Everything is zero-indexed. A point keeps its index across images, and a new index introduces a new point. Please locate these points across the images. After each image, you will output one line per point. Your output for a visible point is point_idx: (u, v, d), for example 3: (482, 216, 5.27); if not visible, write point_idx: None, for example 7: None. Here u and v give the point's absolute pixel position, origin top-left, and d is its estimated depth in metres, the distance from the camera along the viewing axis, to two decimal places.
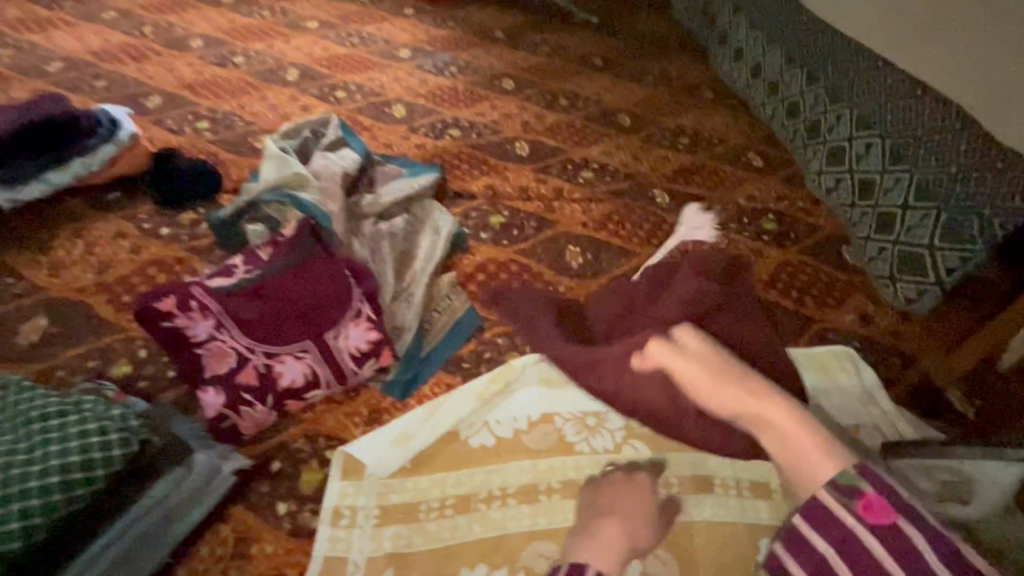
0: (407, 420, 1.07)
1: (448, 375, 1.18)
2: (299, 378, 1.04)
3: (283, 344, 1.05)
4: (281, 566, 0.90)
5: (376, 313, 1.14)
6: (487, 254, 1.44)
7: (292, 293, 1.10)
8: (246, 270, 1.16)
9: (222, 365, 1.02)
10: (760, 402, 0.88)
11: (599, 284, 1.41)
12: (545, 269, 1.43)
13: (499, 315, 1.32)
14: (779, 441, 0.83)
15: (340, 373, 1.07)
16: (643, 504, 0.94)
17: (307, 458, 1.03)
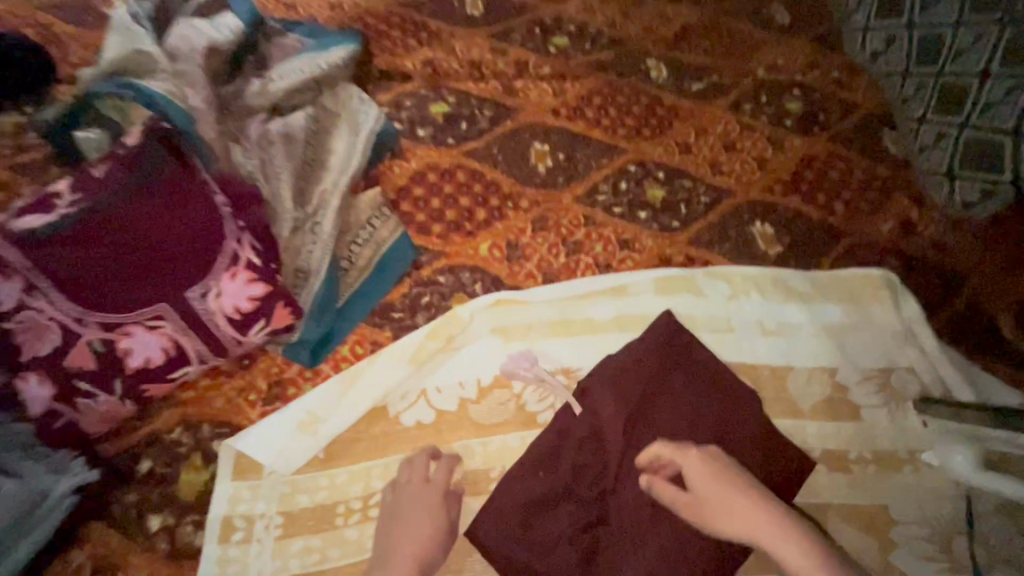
0: (316, 396, 0.83)
1: (372, 328, 0.91)
2: (156, 353, 0.76)
3: (127, 310, 0.75)
4: None
5: (264, 257, 0.83)
6: (426, 160, 1.09)
7: (134, 235, 0.76)
8: (71, 201, 0.78)
9: (42, 343, 0.72)
10: (726, 483, 0.73)
11: (572, 195, 1.08)
12: (502, 177, 1.09)
13: (442, 243, 1.01)
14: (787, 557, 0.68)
15: (218, 343, 0.79)
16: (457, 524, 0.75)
17: (188, 453, 0.79)
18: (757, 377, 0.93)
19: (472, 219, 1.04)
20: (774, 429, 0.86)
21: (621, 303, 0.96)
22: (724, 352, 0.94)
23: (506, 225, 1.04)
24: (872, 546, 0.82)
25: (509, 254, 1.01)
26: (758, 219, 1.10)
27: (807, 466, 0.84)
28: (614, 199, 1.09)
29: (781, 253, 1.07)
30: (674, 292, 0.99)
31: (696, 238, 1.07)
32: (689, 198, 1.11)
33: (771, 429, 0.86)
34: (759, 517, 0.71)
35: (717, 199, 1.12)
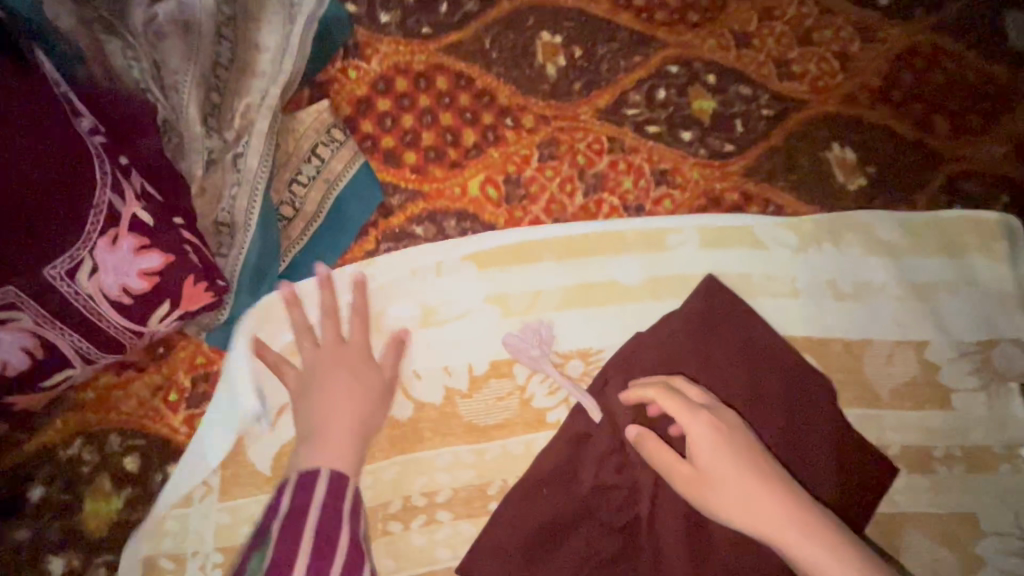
0: (239, 379, 0.63)
1: None
2: (16, 359, 0.54)
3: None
4: None
5: (159, 212, 0.57)
6: (393, 58, 0.79)
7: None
8: None
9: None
10: (732, 467, 0.56)
11: (592, 109, 0.80)
12: (497, 84, 0.80)
13: (418, 179, 0.75)
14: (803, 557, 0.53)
15: (108, 335, 0.58)
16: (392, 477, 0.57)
17: (92, 475, 0.60)
18: (826, 355, 0.73)
19: (458, 146, 0.77)
20: (850, 427, 0.67)
21: (656, 260, 0.73)
22: (781, 320, 0.74)
23: (503, 152, 0.77)
24: (953, 562, 0.67)
25: (509, 193, 0.76)
26: (835, 141, 0.83)
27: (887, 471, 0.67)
28: (648, 114, 0.81)
29: (863, 187, 0.82)
30: (725, 244, 0.75)
31: (753, 167, 0.81)
32: (747, 112, 0.83)
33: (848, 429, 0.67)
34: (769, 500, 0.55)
35: (783, 112, 0.84)
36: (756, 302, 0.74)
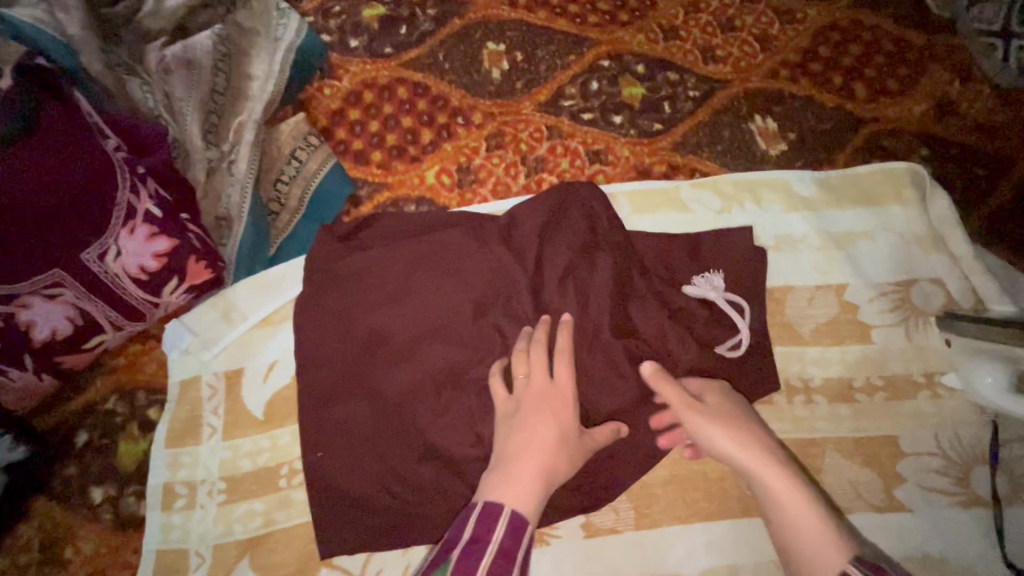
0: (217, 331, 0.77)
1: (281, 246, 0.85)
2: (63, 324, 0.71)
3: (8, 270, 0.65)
4: (107, 569, 0.69)
5: (168, 206, 0.74)
6: (361, 75, 0.94)
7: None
8: None
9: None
10: (697, 413, 0.67)
11: (534, 103, 0.92)
12: (450, 89, 0.93)
13: (384, 173, 0.89)
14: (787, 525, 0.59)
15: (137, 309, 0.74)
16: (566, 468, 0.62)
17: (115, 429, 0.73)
18: (757, 299, 0.78)
19: (417, 143, 0.90)
20: (763, 361, 0.76)
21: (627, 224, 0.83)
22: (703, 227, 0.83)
23: (456, 146, 0.90)
24: (878, 482, 0.72)
25: (461, 179, 0.88)
26: (757, 113, 0.92)
27: (771, 376, 0.75)
28: (583, 104, 0.92)
29: (784, 151, 0.90)
30: (655, 210, 0.84)
31: (681, 142, 0.90)
32: (674, 95, 0.93)
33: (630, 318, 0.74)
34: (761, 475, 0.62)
35: (709, 92, 0.93)
36: (702, 259, 0.80)
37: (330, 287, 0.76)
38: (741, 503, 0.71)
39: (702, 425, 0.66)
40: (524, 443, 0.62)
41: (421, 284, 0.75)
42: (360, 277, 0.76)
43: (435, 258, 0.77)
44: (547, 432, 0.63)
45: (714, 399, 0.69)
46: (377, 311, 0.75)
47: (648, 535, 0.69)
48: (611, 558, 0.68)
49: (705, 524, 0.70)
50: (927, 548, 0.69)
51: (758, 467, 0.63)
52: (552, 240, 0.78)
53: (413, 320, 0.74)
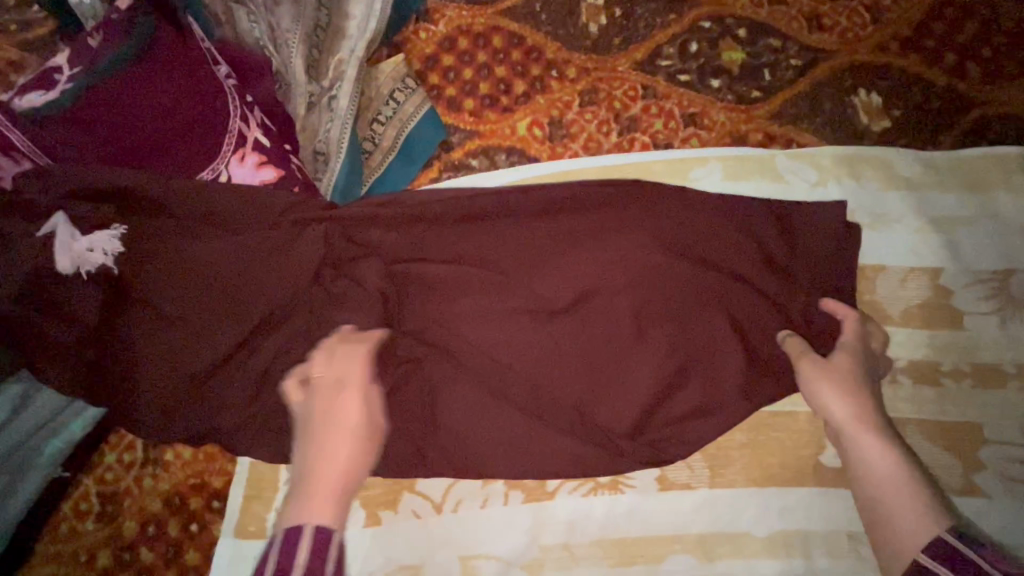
0: None
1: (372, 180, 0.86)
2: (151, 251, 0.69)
3: (122, 184, 0.70)
4: (204, 474, 0.73)
5: (273, 137, 0.77)
6: (457, 21, 0.93)
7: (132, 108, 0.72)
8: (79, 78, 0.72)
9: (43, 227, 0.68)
10: (809, 366, 0.69)
11: (630, 61, 0.91)
12: (545, 42, 0.92)
13: (476, 122, 0.89)
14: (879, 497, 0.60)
15: (204, 240, 0.71)
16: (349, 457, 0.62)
17: (173, 343, 0.69)
18: None
19: (510, 92, 0.90)
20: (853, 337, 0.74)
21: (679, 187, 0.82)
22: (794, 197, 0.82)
23: (549, 98, 0.89)
24: (958, 467, 0.72)
25: (553, 133, 0.88)
26: (861, 87, 0.89)
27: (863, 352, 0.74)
28: (681, 66, 0.90)
29: (887, 128, 0.87)
30: (748, 177, 0.83)
31: (778, 112, 0.88)
32: (776, 63, 0.90)
33: (728, 285, 0.73)
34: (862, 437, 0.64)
35: (812, 62, 0.91)
36: (796, 230, 0.76)
37: (426, 232, 0.76)
38: (817, 473, 0.71)
39: (813, 378, 0.68)
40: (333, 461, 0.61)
41: (520, 242, 0.75)
42: (455, 224, 0.76)
43: (530, 216, 0.76)
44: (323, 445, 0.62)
45: (840, 361, 0.70)
46: (473, 254, 0.75)
47: (723, 494, 0.70)
48: (685, 512, 0.70)
49: (779, 489, 0.71)
50: (1002, 534, 0.69)
51: (859, 428, 0.65)
52: (654, 203, 0.76)
53: (508, 263, 0.74)
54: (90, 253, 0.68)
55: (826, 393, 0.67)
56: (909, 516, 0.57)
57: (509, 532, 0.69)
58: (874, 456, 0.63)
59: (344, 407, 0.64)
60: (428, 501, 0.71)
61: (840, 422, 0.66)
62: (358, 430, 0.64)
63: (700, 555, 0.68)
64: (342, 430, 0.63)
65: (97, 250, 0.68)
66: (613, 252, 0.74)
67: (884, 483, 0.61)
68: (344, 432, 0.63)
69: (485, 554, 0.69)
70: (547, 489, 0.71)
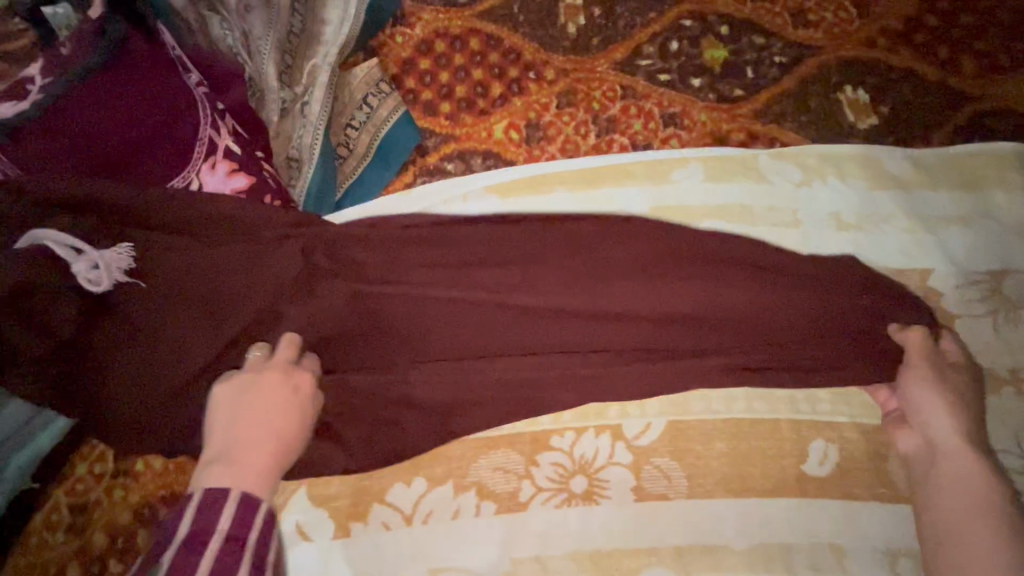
0: None
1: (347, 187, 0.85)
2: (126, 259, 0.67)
3: (93, 194, 0.69)
4: (173, 485, 0.73)
5: (244, 143, 0.77)
6: (434, 24, 0.92)
7: (107, 118, 0.71)
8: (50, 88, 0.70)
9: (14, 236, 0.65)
10: (917, 380, 0.65)
11: (609, 61, 0.89)
12: (523, 43, 0.91)
13: (453, 126, 0.88)
14: (950, 506, 0.60)
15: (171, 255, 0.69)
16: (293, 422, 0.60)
17: (138, 360, 0.67)
18: None
19: (487, 95, 0.88)
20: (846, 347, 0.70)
21: (657, 190, 0.80)
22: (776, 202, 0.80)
23: (526, 101, 0.88)
24: None
25: (529, 135, 0.86)
26: (848, 84, 0.86)
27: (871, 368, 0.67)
28: (661, 65, 0.88)
29: (874, 126, 0.85)
30: (730, 177, 0.81)
31: (762, 110, 0.86)
32: (760, 60, 0.88)
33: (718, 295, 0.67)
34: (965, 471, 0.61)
35: (797, 59, 0.88)
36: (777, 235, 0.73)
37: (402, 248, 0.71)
38: (800, 482, 0.69)
39: (920, 393, 0.65)
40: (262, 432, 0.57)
41: (551, 241, 0.71)
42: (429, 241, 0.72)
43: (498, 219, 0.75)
44: (257, 413, 0.58)
45: (947, 385, 0.65)
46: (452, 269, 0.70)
47: (701, 505, 0.68)
48: (662, 524, 0.67)
49: (760, 499, 0.68)
50: None
51: (961, 455, 0.62)
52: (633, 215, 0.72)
53: (484, 278, 0.69)
54: (79, 261, 0.64)
55: (932, 405, 0.64)
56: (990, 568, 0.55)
57: (480, 544, 0.68)
58: (973, 496, 0.59)
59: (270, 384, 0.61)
60: (398, 512, 0.69)
61: (935, 445, 0.63)
62: (301, 393, 0.62)
63: (677, 569, 0.66)
64: (269, 404, 0.59)
65: (87, 260, 0.64)
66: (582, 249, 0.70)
67: (968, 499, 0.59)
68: (268, 407, 0.59)
69: (456, 567, 0.67)
70: (520, 500, 0.69)
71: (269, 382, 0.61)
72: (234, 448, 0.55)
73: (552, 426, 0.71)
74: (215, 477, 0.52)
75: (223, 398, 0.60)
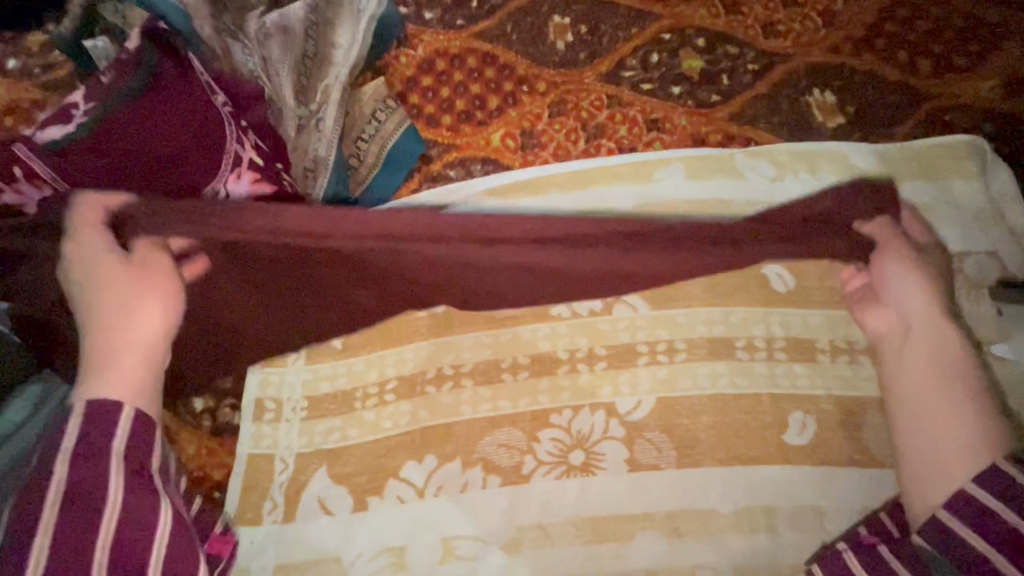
0: None
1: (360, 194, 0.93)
2: None
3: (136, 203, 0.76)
4: (207, 467, 0.80)
5: (266, 157, 0.85)
6: (435, 45, 1.01)
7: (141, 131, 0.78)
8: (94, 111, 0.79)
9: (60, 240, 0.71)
10: (896, 267, 0.70)
11: (596, 73, 0.97)
12: (517, 59, 0.99)
13: (453, 136, 0.96)
14: (922, 407, 0.63)
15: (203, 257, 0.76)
16: (163, 317, 0.63)
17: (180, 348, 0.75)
18: None
19: (484, 107, 0.97)
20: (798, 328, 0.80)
21: (642, 189, 0.87)
22: (751, 196, 0.86)
23: (520, 112, 0.96)
24: None
25: (524, 143, 0.94)
26: (816, 87, 0.94)
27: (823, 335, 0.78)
28: (643, 75, 0.96)
29: (841, 124, 0.92)
30: (709, 175, 0.88)
31: (736, 114, 0.94)
32: (734, 68, 0.96)
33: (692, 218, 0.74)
34: (936, 351, 0.65)
35: (768, 66, 0.96)
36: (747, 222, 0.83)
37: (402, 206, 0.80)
38: (781, 451, 0.74)
39: (894, 278, 0.69)
40: (133, 334, 0.61)
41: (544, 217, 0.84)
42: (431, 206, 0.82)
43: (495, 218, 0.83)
44: (118, 308, 0.61)
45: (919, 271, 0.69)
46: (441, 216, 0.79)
47: (690, 473, 0.74)
48: (654, 491, 0.73)
49: (744, 467, 0.74)
50: None
51: (938, 333, 0.66)
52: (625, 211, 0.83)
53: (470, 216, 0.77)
54: None
55: (908, 287, 0.69)
56: (960, 440, 0.59)
57: (487, 514, 0.73)
58: (945, 374, 0.63)
59: (116, 274, 0.61)
60: (411, 486, 0.75)
61: (907, 333, 0.68)
62: (169, 292, 0.64)
63: (669, 532, 0.71)
64: (131, 314, 0.62)
65: None
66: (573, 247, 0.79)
67: (937, 400, 0.62)
68: (141, 301, 0.62)
69: (465, 535, 0.73)
70: (522, 473, 0.75)
71: (120, 271, 0.62)
72: (100, 354, 0.59)
73: (550, 404, 0.77)
74: (96, 393, 0.57)
75: (81, 301, 0.62)
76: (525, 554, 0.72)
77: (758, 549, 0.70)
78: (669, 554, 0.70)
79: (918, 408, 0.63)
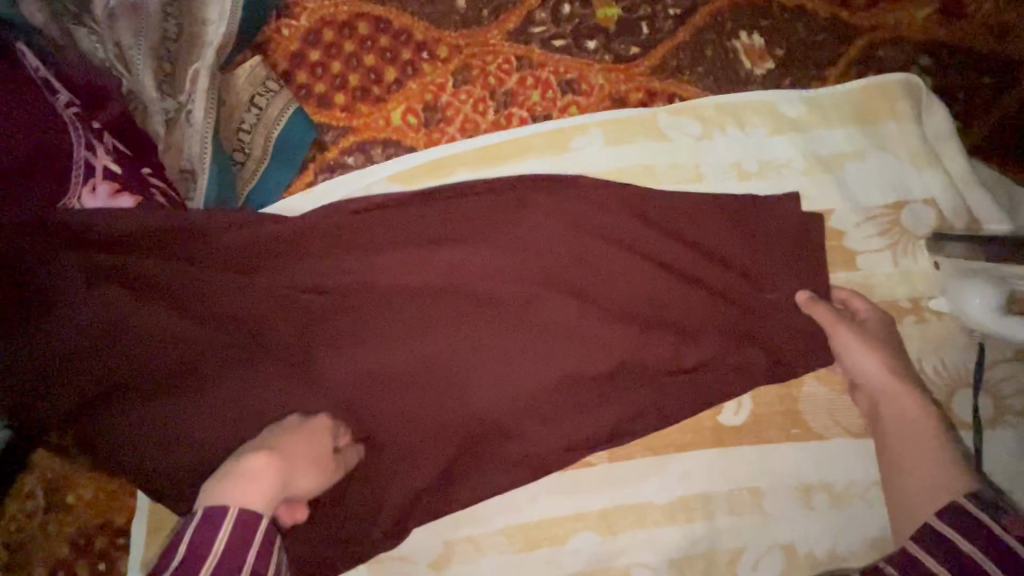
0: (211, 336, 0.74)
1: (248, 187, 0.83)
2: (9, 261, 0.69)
3: None
4: (106, 513, 0.73)
5: (128, 162, 0.75)
6: (318, 13, 0.89)
7: None
8: None
9: None
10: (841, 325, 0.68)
11: (502, 32, 0.87)
12: (413, 21, 0.88)
13: (349, 117, 0.86)
14: (907, 466, 0.60)
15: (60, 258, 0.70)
16: (324, 459, 0.62)
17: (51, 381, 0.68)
18: (746, 228, 0.73)
19: (381, 81, 0.86)
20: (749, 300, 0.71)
21: (558, 160, 0.80)
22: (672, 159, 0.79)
23: (421, 82, 0.86)
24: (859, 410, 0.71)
25: (428, 119, 0.85)
26: (743, 29, 0.85)
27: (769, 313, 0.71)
28: (555, 30, 0.86)
29: (771, 70, 0.84)
30: (627, 139, 0.80)
31: (658, 67, 0.85)
32: (654, 13, 0.86)
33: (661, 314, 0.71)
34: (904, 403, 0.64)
35: (691, 8, 0.86)
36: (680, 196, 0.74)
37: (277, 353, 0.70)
38: (716, 433, 0.71)
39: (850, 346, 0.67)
40: (297, 457, 0.61)
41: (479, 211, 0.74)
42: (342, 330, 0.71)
43: (395, 207, 0.75)
44: (290, 436, 0.62)
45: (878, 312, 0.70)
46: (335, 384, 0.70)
47: (622, 466, 0.70)
48: (585, 489, 0.69)
49: (678, 454, 0.70)
50: None
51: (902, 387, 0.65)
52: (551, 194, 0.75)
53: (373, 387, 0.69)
54: None
55: (888, 399, 0.65)
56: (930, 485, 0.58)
57: (413, 531, 0.70)
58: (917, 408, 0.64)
59: (321, 438, 0.63)
60: None
61: (882, 379, 0.66)
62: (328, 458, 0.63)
63: (603, 530, 0.68)
64: (300, 459, 0.61)
65: None
66: (485, 238, 0.73)
67: (914, 440, 0.62)
68: (314, 449, 0.62)
69: (391, 556, 0.70)
70: None
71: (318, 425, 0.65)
72: (246, 471, 0.57)
73: None
74: (224, 498, 0.55)
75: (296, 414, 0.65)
76: (456, 568, 0.69)
77: (695, 539, 0.68)
78: (605, 554, 0.68)
79: (900, 457, 0.62)
